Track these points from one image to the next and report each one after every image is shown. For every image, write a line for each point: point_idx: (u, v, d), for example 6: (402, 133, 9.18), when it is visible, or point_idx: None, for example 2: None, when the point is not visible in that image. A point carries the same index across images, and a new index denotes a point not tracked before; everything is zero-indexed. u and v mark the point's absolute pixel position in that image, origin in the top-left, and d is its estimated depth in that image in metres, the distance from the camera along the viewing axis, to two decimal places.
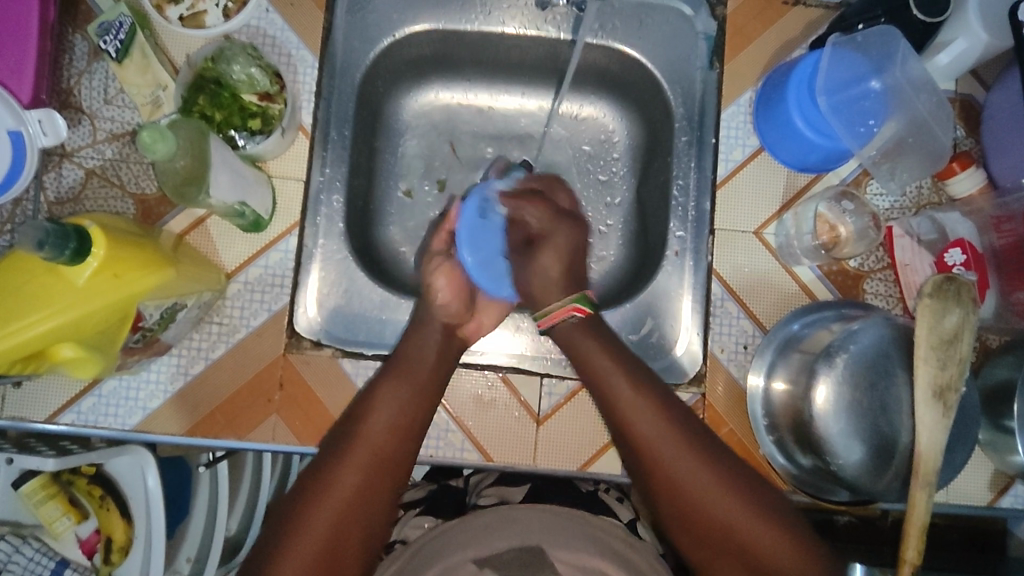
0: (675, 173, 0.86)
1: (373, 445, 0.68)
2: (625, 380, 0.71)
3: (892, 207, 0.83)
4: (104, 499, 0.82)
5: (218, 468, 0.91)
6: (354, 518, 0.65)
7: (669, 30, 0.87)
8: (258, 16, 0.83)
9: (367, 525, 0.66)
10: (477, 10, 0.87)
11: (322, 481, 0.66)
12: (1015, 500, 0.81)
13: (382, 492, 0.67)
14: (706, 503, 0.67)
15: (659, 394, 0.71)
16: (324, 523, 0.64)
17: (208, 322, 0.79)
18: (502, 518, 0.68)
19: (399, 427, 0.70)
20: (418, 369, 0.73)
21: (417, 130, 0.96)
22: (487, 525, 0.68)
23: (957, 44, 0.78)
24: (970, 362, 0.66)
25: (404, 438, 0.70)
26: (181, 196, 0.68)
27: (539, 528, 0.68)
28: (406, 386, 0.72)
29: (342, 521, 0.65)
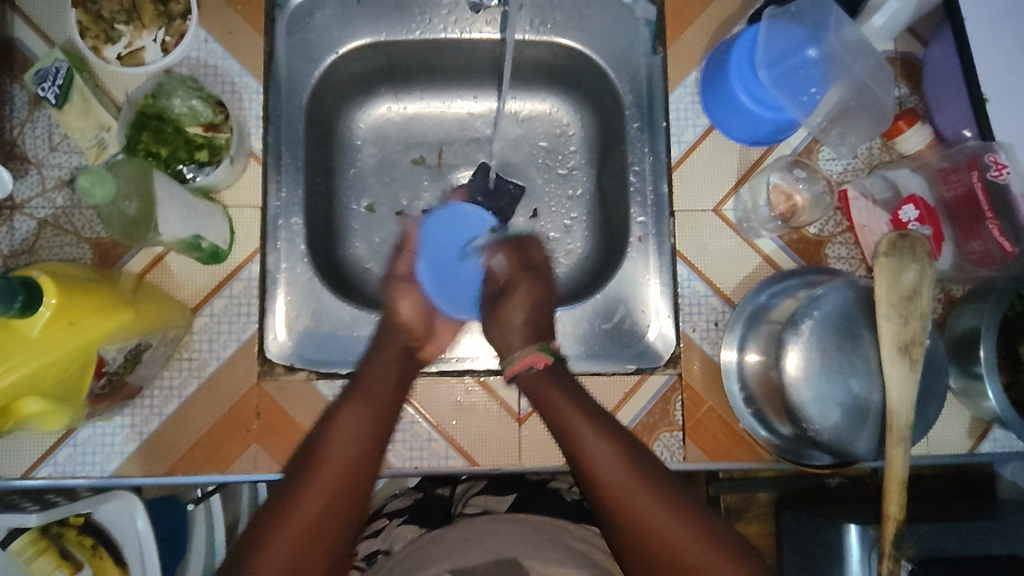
0: (630, 160, 0.88)
1: (338, 468, 0.65)
2: (579, 422, 0.68)
3: (844, 170, 0.84)
4: (95, 547, 0.81)
5: (210, 503, 0.91)
6: (318, 551, 0.61)
7: (609, 19, 0.88)
8: (197, 46, 0.83)
9: (325, 568, 0.62)
10: (417, 19, 0.87)
11: (276, 526, 0.61)
12: (993, 445, 0.82)
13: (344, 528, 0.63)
14: (669, 542, 0.62)
15: (611, 432, 0.68)
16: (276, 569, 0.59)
17: (177, 360, 0.79)
18: (479, 532, 0.73)
19: (360, 450, 0.67)
20: (381, 384, 0.73)
21: (372, 144, 0.96)
22: (463, 539, 0.72)
23: (890, 5, 0.79)
24: (930, 315, 0.68)
25: (363, 458, 0.67)
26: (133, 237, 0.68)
27: (512, 544, 0.71)
28: (367, 406, 0.70)
29: (305, 555, 0.61)
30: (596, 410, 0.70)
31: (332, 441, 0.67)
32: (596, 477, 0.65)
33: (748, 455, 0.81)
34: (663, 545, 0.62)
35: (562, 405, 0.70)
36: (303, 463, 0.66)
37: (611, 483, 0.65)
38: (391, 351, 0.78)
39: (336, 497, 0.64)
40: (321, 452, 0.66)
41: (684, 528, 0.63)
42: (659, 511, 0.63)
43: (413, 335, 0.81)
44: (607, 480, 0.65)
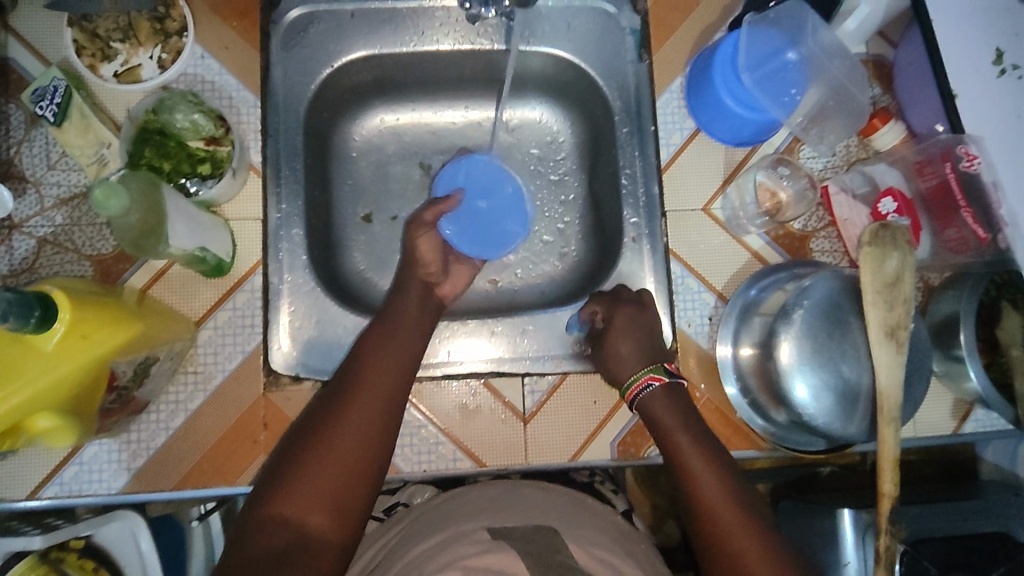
0: (621, 163, 0.90)
1: (370, 394, 0.69)
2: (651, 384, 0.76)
3: (825, 168, 0.88)
4: (95, 571, 0.74)
5: (211, 522, 0.85)
6: (359, 475, 0.64)
7: (595, 29, 0.91)
8: (194, 63, 0.84)
9: (362, 492, 0.64)
10: (411, 31, 0.89)
11: (319, 435, 0.65)
12: (976, 425, 0.85)
13: (382, 456, 0.66)
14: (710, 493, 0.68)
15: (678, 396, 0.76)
16: (326, 472, 0.63)
17: (182, 374, 0.79)
18: (506, 496, 0.73)
19: (393, 387, 0.71)
20: (407, 318, 0.79)
21: (367, 156, 0.98)
22: (491, 500, 0.72)
23: (861, 9, 0.83)
24: (913, 299, 0.71)
25: (396, 394, 0.71)
26: (142, 251, 0.68)
27: (546, 513, 0.69)
28: (401, 348, 0.75)
29: (347, 476, 0.63)
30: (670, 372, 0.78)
31: (366, 375, 0.71)
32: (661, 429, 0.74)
33: (747, 444, 0.84)
34: (706, 496, 0.68)
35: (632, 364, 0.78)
36: (340, 393, 0.70)
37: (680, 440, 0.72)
38: (417, 301, 0.81)
39: (372, 425, 0.67)
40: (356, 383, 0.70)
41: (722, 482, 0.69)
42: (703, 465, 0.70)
43: (429, 270, 0.84)
44: (676, 435, 0.73)
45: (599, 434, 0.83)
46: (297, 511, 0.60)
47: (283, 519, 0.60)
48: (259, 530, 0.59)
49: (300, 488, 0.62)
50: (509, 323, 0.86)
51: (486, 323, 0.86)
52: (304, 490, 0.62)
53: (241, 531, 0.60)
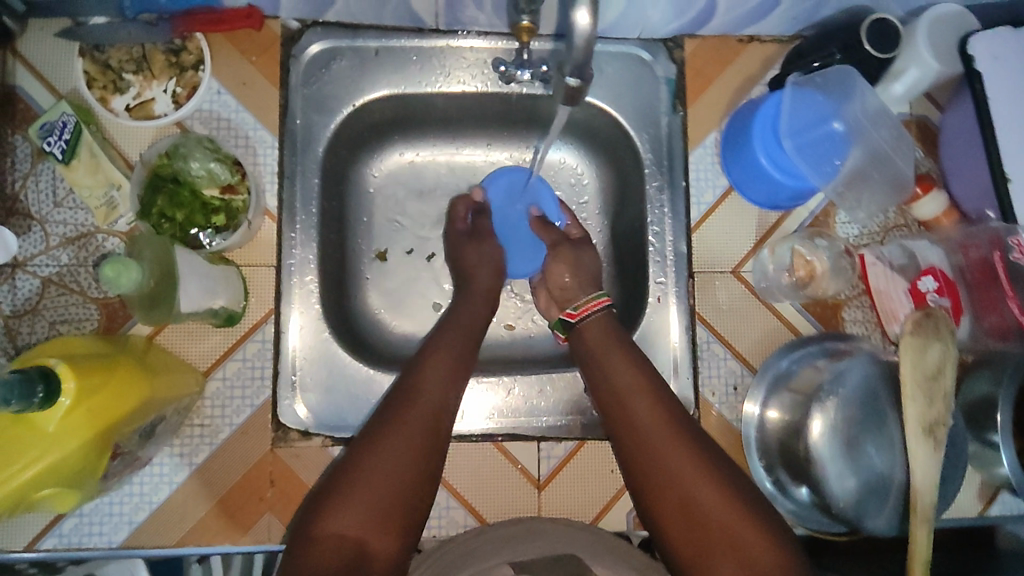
0: (649, 220, 0.86)
1: (426, 404, 0.68)
2: (628, 384, 0.73)
3: (860, 235, 0.85)
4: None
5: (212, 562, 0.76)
6: (409, 491, 0.64)
7: (629, 76, 0.87)
8: (210, 99, 0.80)
9: (414, 507, 0.64)
10: (437, 72, 0.85)
11: (376, 441, 0.65)
12: (1003, 508, 0.84)
13: (430, 470, 0.66)
14: (676, 467, 0.66)
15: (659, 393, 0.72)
16: (382, 482, 0.63)
17: (188, 425, 0.77)
18: (527, 530, 0.72)
19: (442, 399, 0.70)
20: (458, 326, 0.78)
21: (385, 192, 0.93)
22: (514, 535, 0.71)
23: (909, 73, 0.79)
24: (954, 395, 0.68)
25: (445, 406, 0.70)
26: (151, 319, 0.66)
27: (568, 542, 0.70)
28: (448, 358, 0.73)
29: (398, 494, 0.63)
30: (649, 369, 0.74)
31: (416, 388, 0.70)
32: (636, 434, 0.70)
33: None
34: (671, 470, 0.66)
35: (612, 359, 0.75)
36: (393, 400, 0.69)
37: (633, 408, 0.71)
38: (470, 315, 0.80)
39: (420, 438, 0.66)
40: (406, 396, 0.69)
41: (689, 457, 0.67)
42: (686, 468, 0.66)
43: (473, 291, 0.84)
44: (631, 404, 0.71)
45: (615, 501, 0.81)
46: (355, 529, 0.60)
47: (341, 537, 0.60)
48: (319, 540, 0.59)
49: (353, 505, 0.61)
50: (528, 381, 0.84)
51: (505, 380, 0.84)
52: (361, 501, 0.62)
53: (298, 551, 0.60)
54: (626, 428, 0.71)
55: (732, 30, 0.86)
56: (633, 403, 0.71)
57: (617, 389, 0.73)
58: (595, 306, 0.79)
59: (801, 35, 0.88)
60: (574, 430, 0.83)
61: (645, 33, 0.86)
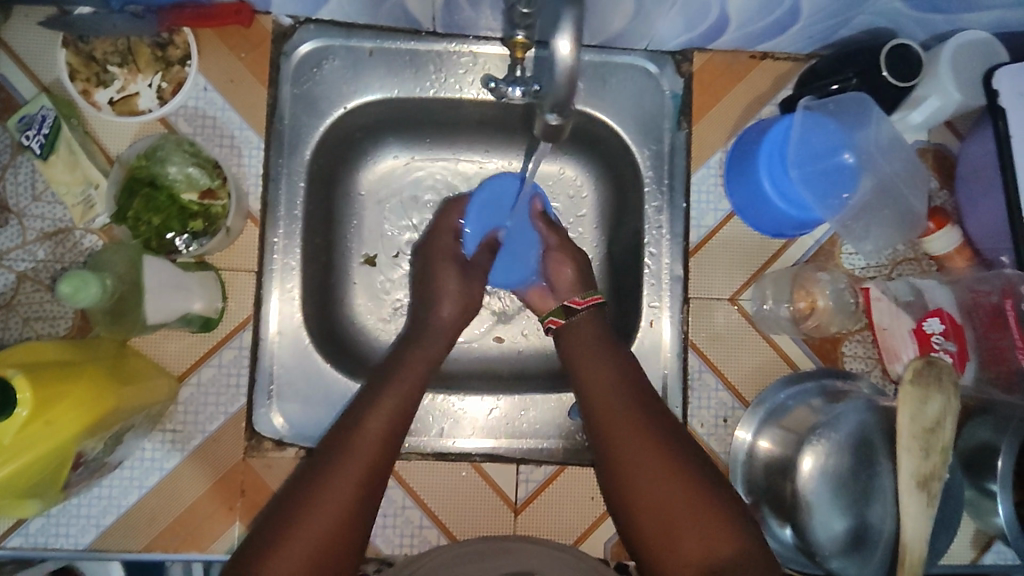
0: (648, 241, 0.83)
1: (363, 454, 0.64)
2: (613, 398, 0.68)
3: (867, 266, 0.81)
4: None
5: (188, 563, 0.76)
6: (348, 529, 0.60)
7: (633, 89, 0.83)
8: (196, 95, 0.78)
9: (351, 548, 0.60)
10: (432, 77, 0.82)
11: (305, 498, 0.60)
12: (997, 557, 0.80)
13: (369, 508, 0.62)
14: (656, 479, 0.62)
15: (642, 409, 0.67)
16: (310, 537, 0.58)
17: (160, 430, 0.75)
18: (496, 547, 0.67)
19: (389, 431, 0.66)
20: (410, 368, 0.73)
21: (375, 196, 0.89)
22: (480, 552, 0.67)
23: (930, 101, 0.75)
24: (951, 448, 0.65)
25: (390, 438, 0.66)
26: (119, 331, 0.65)
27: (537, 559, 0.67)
28: (394, 398, 0.69)
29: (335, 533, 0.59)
30: (633, 382, 0.70)
31: (364, 420, 0.66)
32: (618, 453, 0.65)
33: None
34: (653, 480, 0.62)
35: (596, 372, 0.71)
36: (328, 451, 0.64)
37: (615, 416, 0.67)
38: (434, 341, 0.77)
39: (361, 475, 0.63)
40: (351, 429, 0.66)
41: (673, 468, 0.62)
42: (676, 491, 0.61)
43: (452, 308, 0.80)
44: (614, 410, 0.67)
45: (594, 530, 0.78)
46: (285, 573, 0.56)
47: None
48: None
49: (286, 547, 0.57)
50: (512, 400, 0.82)
51: (487, 399, 0.82)
52: (288, 559, 0.57)
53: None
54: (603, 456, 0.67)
55: (745, 45, 0.82)
56: (616, 410, 0.67)
57: (599, 398, 0.69)
58: (589, 303, 0.76)
59: (817, 53, 0.83)
60: (555, 454, 0.81)
61: (652, 45, 0.82)
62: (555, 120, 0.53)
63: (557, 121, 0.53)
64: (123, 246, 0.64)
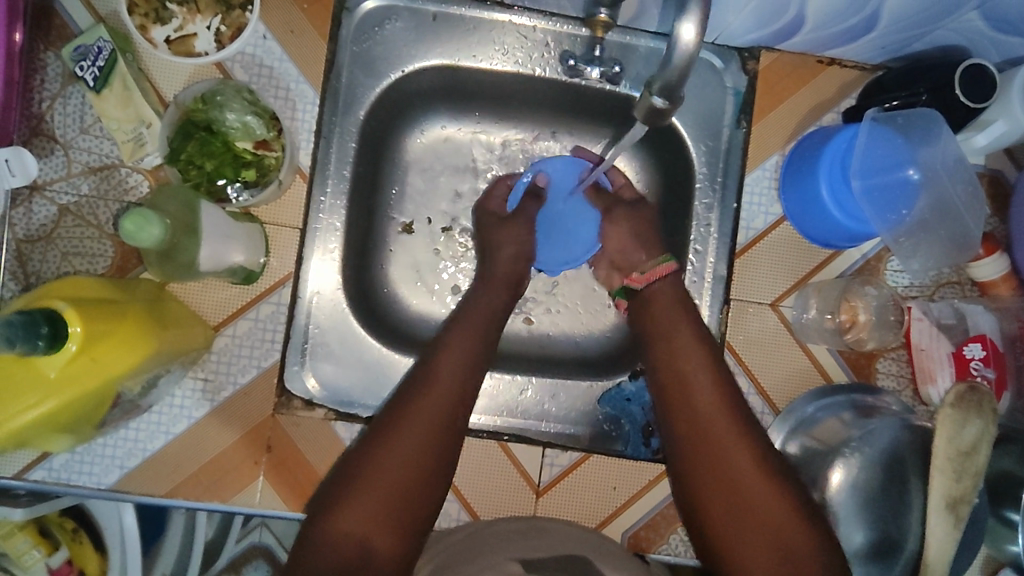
0: (693, 238, 0.82)
1: (441, 392, 0.63)
2: (705, 381, 0.64)
3: (911, 285, 0.81)
4: (77, 532, 0.73)
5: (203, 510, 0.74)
6: (419, 485, 0.59)
7: (696, 81, 0.82)
8: (254, 43, 0.76)
9: (433, 489, 0.60)
10: (495, 48, 0.80)
11: (390, 430, 0.60)
12: None
13: (442, 467, 0.61)
14: (725, 454, 0.61)
15: (727, 394, 0.64)
16: (393, 474, 0.58)
17: (191, 377, 0.74)
18: (531, 528, 0.68)
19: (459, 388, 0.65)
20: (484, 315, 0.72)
21: (421, 165, 0.87)
22: (519, 531, 0.67)
23: (996, 126, 0.74)
24: (983, 474, 0.65)
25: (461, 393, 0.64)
26: (165, 274, 0.64)
27: (575, 543, 0.65)
28: (470, 338, 0.69)
29: (408, 488, 0.58)
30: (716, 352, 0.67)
31: (431, 375, 0.65)
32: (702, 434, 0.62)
33: None
34: (720, 455, 0.61)
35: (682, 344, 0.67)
36: (406, 391, 0.64)
37: (687, 380, 0.65)
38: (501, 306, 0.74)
39: (434, 433, 0.61)
40: (419, 385, 0.64)
41: (739, 445, 0.61)
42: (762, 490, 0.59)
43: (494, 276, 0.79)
44: (684, 374, 0.65)
45: (613, 520, 0.79)
46: (357, 526, 0.56)
47: (344, 534, 0.56)
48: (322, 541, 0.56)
49: (358, 501, 0.57)
50: (542, 383, 0.82)
51: (518, 379, 0.82)
52: (370, 494, 0.57)
53: (303, 546, 0.56)
54: (679, 427, 0.64)
55: (813, 49, 0.81)
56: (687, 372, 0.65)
57: (671, 356, 0.67)
58: (660, 272, 0.72)
59: (884, 65, 0.82)
60: (580, 441, 0.81)
61: (720, 39, 0.80)
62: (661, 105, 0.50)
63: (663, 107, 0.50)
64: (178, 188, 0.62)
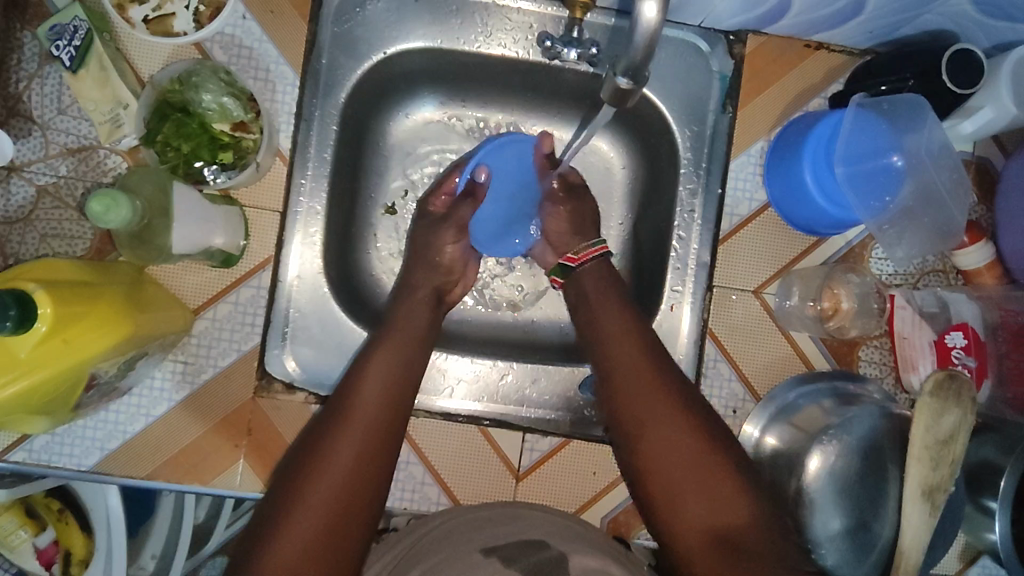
0: (677, 224, 0.81)
1: (366, 409, 0.62)
2: (662, 402, 0.64)
3: (894, 273, 0.81)
4: (62, 513, 0.73)
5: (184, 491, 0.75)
6: (356, 505, 0.57)
7: (683, 65, 0.81)
8: (234, 23, 0.76)
9: (368, 503, 0.58)
10: (478, 30, 0.79)
11: (315, 454, 0.59)
12: (982, 571, 0.81)
13: (373, 480, 0.59)
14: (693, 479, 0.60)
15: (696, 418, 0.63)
16: (324, 497, 0.56)
17: (171, 360, 0.74)
18: (506, 516, 0.68)
19: (387, 407, 0.64)
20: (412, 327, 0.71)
21: (404, 149, 0.86)
22: (489, 519, 0.67)
23: (984, 112, 0.73)
24: (960, 462, 0.66)
25: (389, 412, 0.63)
26: (138, 256, 0.63)
27: (542, 528, 0.66)
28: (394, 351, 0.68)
29: (342, 507, 0.57)
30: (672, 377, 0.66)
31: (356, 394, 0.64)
32: (648, 432, 0.63)
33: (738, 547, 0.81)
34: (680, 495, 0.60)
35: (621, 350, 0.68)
36: (332, 412, 0.63)
37: (638, 415, 0.64)
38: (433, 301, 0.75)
39: (362, 451, 0.60)
40: (347, 406, 0.63)
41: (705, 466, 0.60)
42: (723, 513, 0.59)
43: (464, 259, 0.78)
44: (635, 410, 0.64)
45: (591, 505, 0.79)
46: (297, 552, 0.54)
47: (279, 564, 0.53)
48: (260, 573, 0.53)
49: (295, 526, 0.55)
50: (523, 368, 0.81)
51: (499, 364, 0.81)
52: (304, 520, 0.55)
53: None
54: (622, 428, 0.65)
55: (801, 34, 0.80)
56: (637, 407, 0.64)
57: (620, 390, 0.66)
58: (593, 253, 0.77)
59: (873, 50, 0.81)
60: (561, 426, 0.80)
61: (706, 22, 0.79)
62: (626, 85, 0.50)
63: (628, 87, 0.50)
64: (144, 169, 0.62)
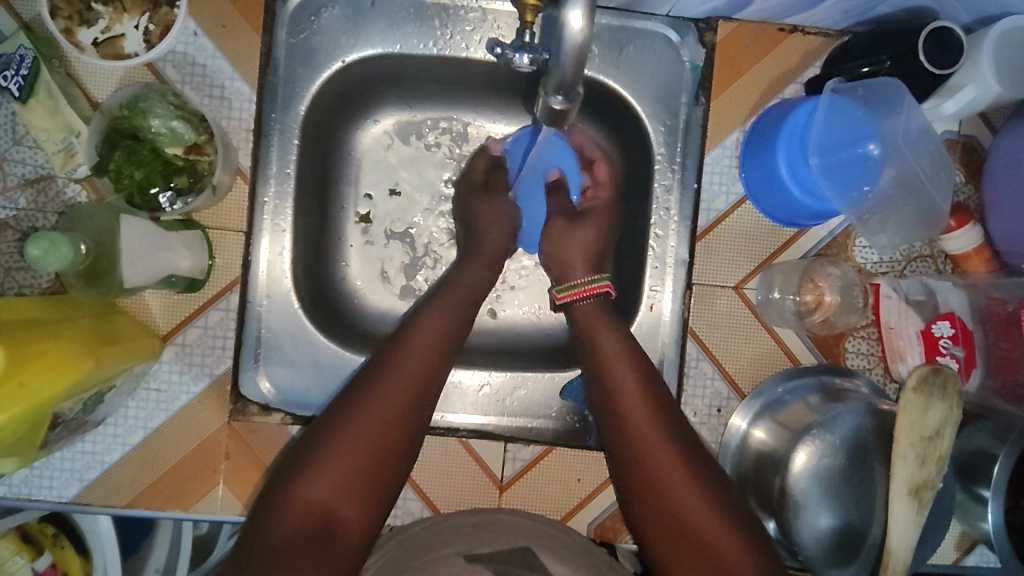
0: (653, 221, 0.79)
1: (411, 361, 0.64)
2: (638, 396, 0.66)
3: (879, 261, 0.79)
4: (57, 536, 0.74)
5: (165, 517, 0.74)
6: (382, 467, 0.60)
7: (652, 57, 0.78)
8: (185, 40, 0.74)
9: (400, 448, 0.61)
10: (438, 32, 0.77)
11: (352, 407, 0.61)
12: (979, 559, 0.79)
13: (403, 434, 0.61)
14: (667, 481, 0.62)
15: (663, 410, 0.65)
16: (360, 444, 0.59)
17: (144, 388, 0.74)
18: (485, 523, 0.67)
19: (430, 371, 0.65)
20: (460, 293, 0.73)
21: (373, 159, 0.84)
22: (472, 526, 0.66)
23: (966, 91, 0.70)
24: (947, 458, 0.64)
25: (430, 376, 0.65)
26: (94, 294, 0.63)
27: (528, 535, 0.66)
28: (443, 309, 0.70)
29: (376, 457, 0.59)
30: (645, 367, 0.68)
31: (403, 348, 0.65)
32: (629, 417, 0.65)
33: None
34: (656, 484, 0.62)
35: (617, 358, 0.68)
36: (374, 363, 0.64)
37: (628, 405, 0.65)
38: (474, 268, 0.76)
39: (401, 400, 0.62)
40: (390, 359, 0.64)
41: (675, 456, 0.63)
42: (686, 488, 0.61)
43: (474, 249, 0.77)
44: (627, 403, 0.65)
45: (574, 514, 0.78)
46: (323, 498, 0.57)
47: (305, 505, 0.57)
48: (287, 516, 0.56)
49: (323, 472, 0.58)
50: (504, 377, 0.81)
51: (478, 375, 0.81)
52: (341, 463, 0.58)
53: (264, 516, 0.57)
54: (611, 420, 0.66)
55: (773, 18, 0.77)
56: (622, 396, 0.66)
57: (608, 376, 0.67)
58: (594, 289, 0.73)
59: (850, 29, 0.78)
60: (544, 435, 0.80)
61: (674, 11, 0.76)
62: (559, 104, 0.53)
63: (561, 104, 0.53)
64: (92, 205, 0.61)
